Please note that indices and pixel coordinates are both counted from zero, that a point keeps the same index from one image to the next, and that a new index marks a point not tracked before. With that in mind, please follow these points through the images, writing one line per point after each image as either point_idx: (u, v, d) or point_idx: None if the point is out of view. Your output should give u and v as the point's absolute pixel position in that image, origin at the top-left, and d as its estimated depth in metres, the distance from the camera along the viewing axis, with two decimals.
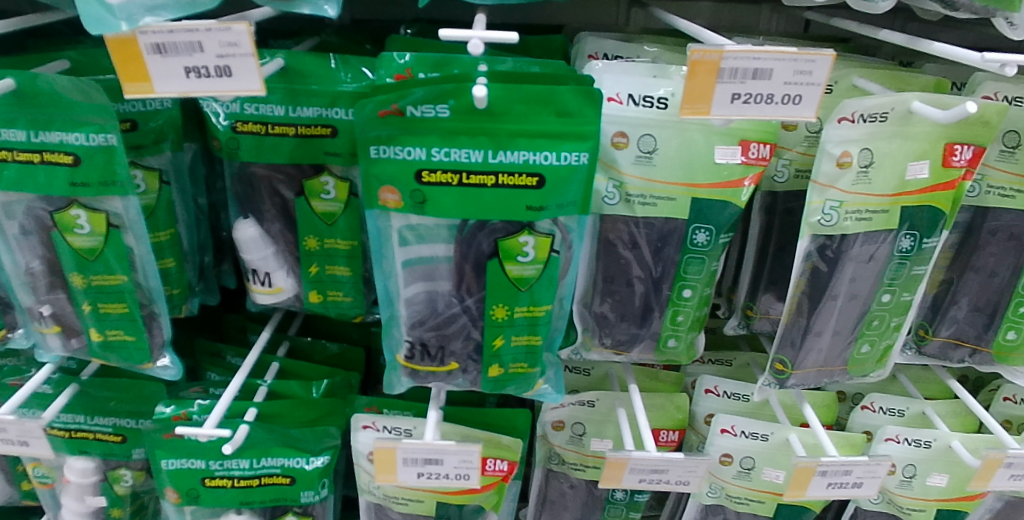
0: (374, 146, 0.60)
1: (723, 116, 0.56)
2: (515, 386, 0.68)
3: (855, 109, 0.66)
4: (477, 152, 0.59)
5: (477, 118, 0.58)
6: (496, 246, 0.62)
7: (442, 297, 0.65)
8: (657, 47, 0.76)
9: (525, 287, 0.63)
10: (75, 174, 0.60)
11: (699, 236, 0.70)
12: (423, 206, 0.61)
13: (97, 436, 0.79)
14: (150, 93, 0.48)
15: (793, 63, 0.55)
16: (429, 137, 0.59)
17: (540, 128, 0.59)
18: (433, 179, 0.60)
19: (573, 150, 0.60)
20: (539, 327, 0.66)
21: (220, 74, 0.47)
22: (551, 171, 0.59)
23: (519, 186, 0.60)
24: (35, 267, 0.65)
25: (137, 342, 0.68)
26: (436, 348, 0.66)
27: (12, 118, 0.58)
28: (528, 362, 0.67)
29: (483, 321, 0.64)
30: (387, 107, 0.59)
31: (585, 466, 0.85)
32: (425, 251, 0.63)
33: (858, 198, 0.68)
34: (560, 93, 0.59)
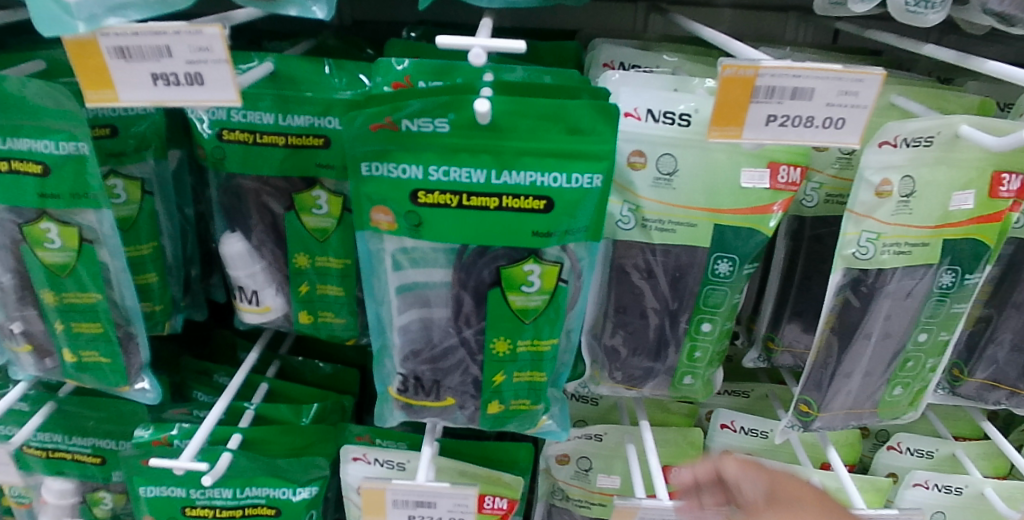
0: (365, 162, 0.55)
1: (756, 140, 0.51)
2: (516, 424, 0.63)
3: (898, 132, 0.60)
4: (480, 172, 0.54)
5: (479, 134, 0.53)
6: (498, 274, 0.57)
7: (438, 326, 0.60)
8: (677, 56, 0.70)
9: (528, 320, 0.59)
10: (45, 185, 0.56)
11: (722, 266, 0.64)
12: (419, 229, 0.56)
13: (74, 456, 0.74)
14: (115, 101, 0.44)
15: (838, 82, 0.49)
16: (426, 153, 0.54)
17: (549, 146, 0.54)
18: (430, 200, 0.55)
19: (585, 171, 0.54)
20: (543, 363, 0.61)
21: (191, 82, 0.43)
22: (560, 195, 0.54)
23: (525, 210, 0.54)
24: (5, 281, 0.60)
25: (112, 364, 0.63)
26: (430, 382, 0.61)
27: None
28: (530, 399, 0.62)
29: (482, 355, 0.60)
30: (380, 120, 0.53)
31: (591, 503, 0.80)
32: (421, 277, 0.58)
33: (898, 230, 0.62)
34: (572, 109, 0.54)
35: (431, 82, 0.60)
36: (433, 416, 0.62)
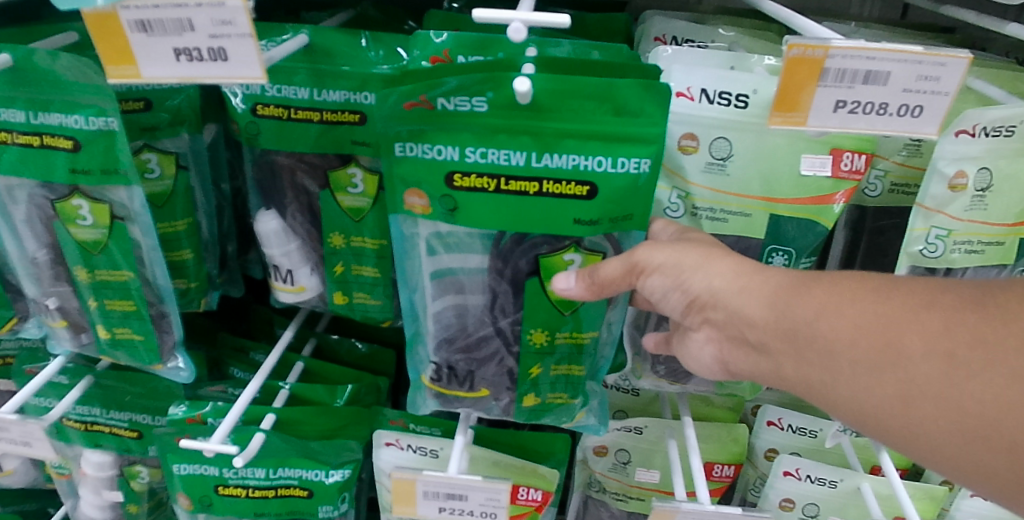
0: (398, 143, 0.52)
1: (821, 128, 0.47)
2: (553, 417, 0.60)
3: (977, 120, 0.54)
4: (519, 155, 0.50)
5: (519, 115, 0.50)
6: (536, 263, 0.54)
7: (473, 314, 0.57)
8: (734, 31, 0.65)
9: (570, 310, 0.56)
10: (76, 160, 0.55)
11: (776, 259, 0.60)
12: (454, 214, 0.53)
13: (113, 430, 0.74)
14: (137, 77, 0.44)
15: (916, 66, 0.44)
16: (464, 134, 0.51)
17: (593, 128, 0.50)
18: (466, 183, 0.52)
19: (633, 155, 0.51)
20: (581, 355, 0.58)
21: (214, 57, 0.42)
22: (605, 181, 0.51)
23: (567, 196, 0.51)
24: (40, 256, 0.60)
25: (146, 342, 0.62)
26: (465, 372, 0.58)
27: (11, 97, 0.54)
28: (568, 392, 0.60)
29: (518, 347, 0.57)
30: (415, 98, 0.51)
31: (629, 497, 0.77)
32: (460, 263, 0.56)
33: (971, 227, 0.58)
34: (619, 88, 0.50)
35: (473, 57, 0.56)
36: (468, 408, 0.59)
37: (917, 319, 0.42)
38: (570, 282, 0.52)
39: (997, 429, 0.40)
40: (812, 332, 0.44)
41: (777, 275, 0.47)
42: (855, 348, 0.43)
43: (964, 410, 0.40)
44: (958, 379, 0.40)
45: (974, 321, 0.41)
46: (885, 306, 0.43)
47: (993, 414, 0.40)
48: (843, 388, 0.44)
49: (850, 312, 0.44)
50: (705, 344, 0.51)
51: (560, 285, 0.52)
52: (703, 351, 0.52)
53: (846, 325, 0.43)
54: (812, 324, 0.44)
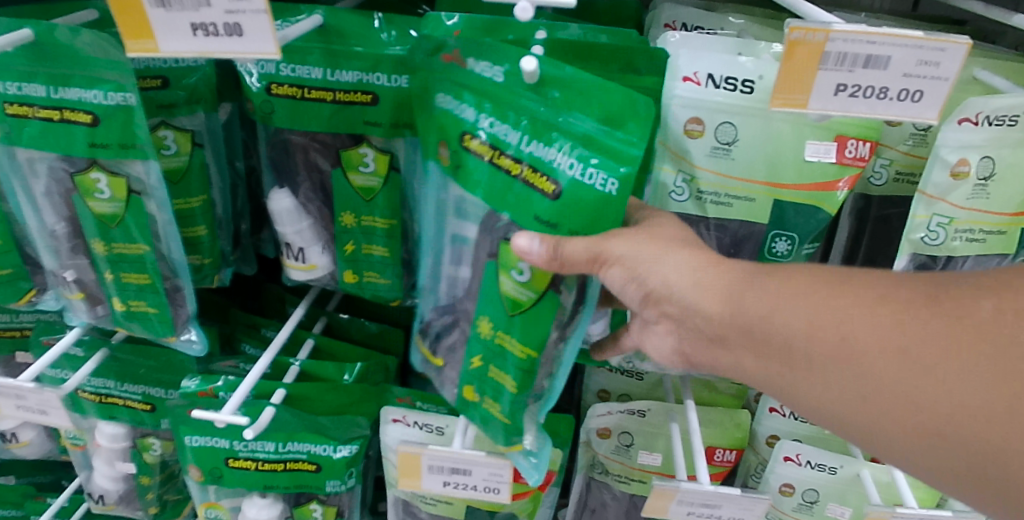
0: (435, 93, 0.56)
1: (822, 110, 0.49)
2: (485, 432, 0.58)
3: (980, 109, 0.55)
4: (515, 134, 0.51)
5: (525, 93, 0.52)
6: (497, 249, 0.53)
7: (460, 290, 0.59)
8: (744, 18, 0.65)
9: (515, 313, 0.53)
10: (94, 135, 0.57)
11: (780, 244, 0.61)
12: (460, 172, 0.55)
13: (127, 403, 0.75)
14: (155, 51, 0.45)
15: (917, 51, 0.46)
16: (478, 97, 0.53)
17: (578, 123, 0.50)
18: (472, 146, 0.53)
19: (602, 169, 0.48)
20: (522, 375, 0.54)
21: (229, 33, 0.44)
22: (575, 188, 0.49)
23: (535, 188, 0.50)
24: (58, 228, 0.62)
25: (159, 315, 0.64)
26: (436, 335, 0.61)
27: (32, 71, 0.56)
28: (504, 413, 0.56)
29: (471, 333, 0.57)
30: (448, 52, 0.54)
31: (631, 479, 0.77)
32: (466, 231, 0.57)
33: (973, 215, 0.58)
34: (606, 88, 0.49)
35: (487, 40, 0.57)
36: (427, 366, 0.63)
37: (871, 318, 0.43)
38: (532, 245, 0.48)
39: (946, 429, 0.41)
40: (769, 334, 0.45)
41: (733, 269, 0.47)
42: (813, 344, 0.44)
43: (920, 405, 0.41)
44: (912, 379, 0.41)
45: (924, 315, 0.42)
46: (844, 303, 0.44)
47: (950, 410, 0.41)
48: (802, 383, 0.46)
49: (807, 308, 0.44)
50: (665, 337, 0.51)
51: (523, 245, 0.48)
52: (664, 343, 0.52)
53: (802, 325, 0.44)
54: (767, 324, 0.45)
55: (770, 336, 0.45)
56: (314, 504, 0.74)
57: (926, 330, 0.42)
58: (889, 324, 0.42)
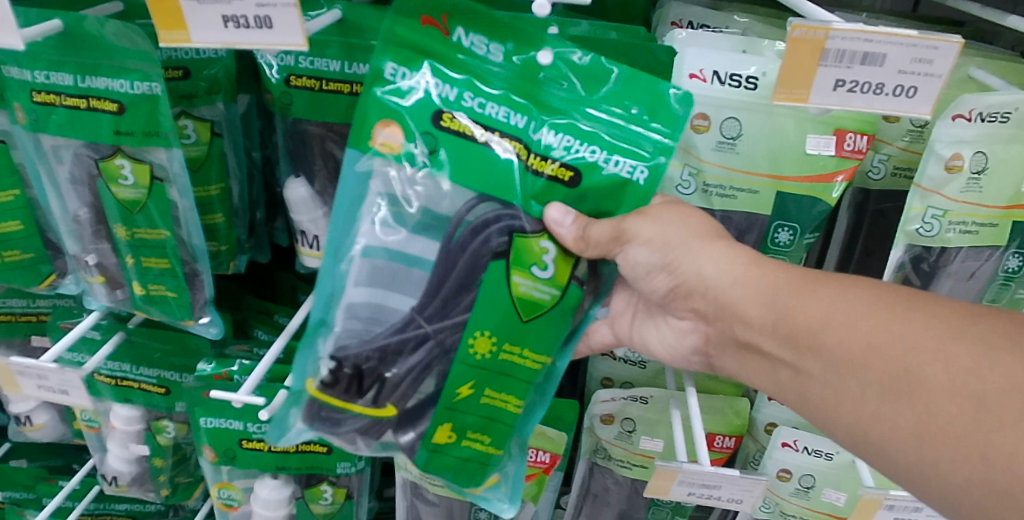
0: (392, 65, 0.56)
1: (822, 105, 0.52)
2: (457, 461, 0.59)
3: (974, 106, 0.57)
4: (522, 119, 0.55)
5: (527, 76, 0.56)
6: (509, 245, 0.56)
7: (395, 314, 0.56)
8: (749, 17, 0.67)
9: (529, 317, 0.56)
10: (120, 122, 0.59)
11: (782, 235, 0.64)
12: (429, 155, 0.56)
13: (142, 386, 0.76)
14: (187, 42, 0.47)
15: (912, 49, 0.49)
16: (471, 72, 0.56)
17: (590, 112, 0.57)
18: (450, 125, 0.55)
19: (627, 159, 0.55)
20: (518, 387, 0.58)
21: (260, 25, 0.46)
22: (592, 171, 0.56)
23: (552, 175, 0.55)
24: (82, 214, 0.64)
25: (178, 298, 0.66)
26: (370, 375, 0.56)
27: (62, 61, 0.58)
28: (488, 431, 0.59)
29: (456, 353, 0.56)
30: (434, 18, 0.56)
31: (632, 464, 0.79)
32: (409, 246, 0.56)
33: (966, 208, 0.61)
34: (621, 73, 0.57)
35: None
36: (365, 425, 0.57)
37: (943, 347, 0.46)
38: (566, 218, 0.55)
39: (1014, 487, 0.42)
40: (818, 336, 0.49)
41: (757, 271, 0.53)
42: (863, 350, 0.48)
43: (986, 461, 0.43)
44: (980, 417, 0.44)
45: (997, 365, 0.44)
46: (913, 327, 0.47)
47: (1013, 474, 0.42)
48: (834, 381, 0.49)
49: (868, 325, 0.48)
50: (689, 332, 0.60)
51: (555, 218, 0.55)
52: (684, 339, 0.61)
53: (832, 329, 0.49)
54: (819, 326, 0.49)
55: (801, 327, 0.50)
56: (325, 485, 0.76)
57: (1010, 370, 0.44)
58: (970, 356, 0.45)
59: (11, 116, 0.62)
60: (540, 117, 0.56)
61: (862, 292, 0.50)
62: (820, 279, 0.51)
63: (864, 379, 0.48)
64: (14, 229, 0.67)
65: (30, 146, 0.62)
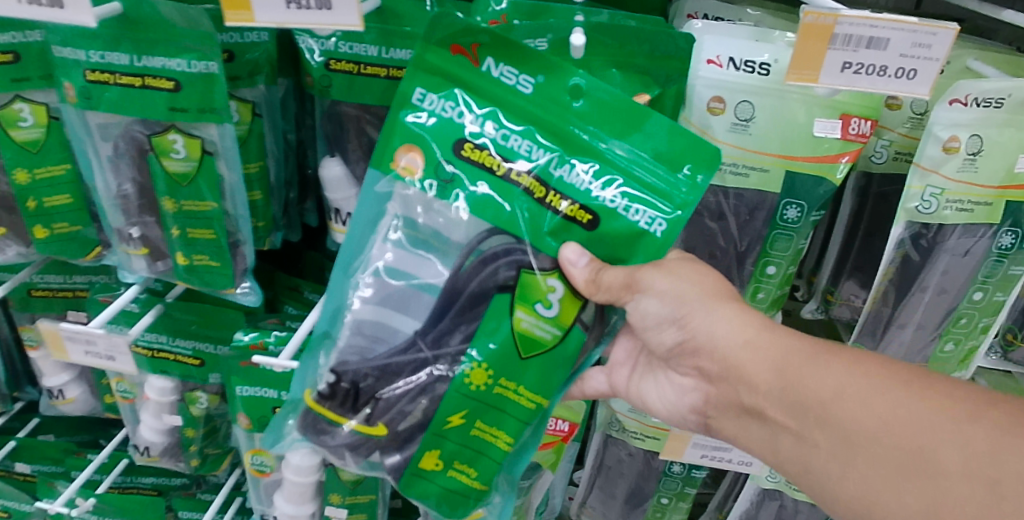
0: (421, 91, 0.60)
1: (831, 85, 0.57)
2: (442, 490, 0.61)
3: (969, 91, 0.63)
4: (545, 155, 0.59)
5: (554, 110, 0.59)
6: (518, 278, 0.59)
7: (402, 334, 0.60)
8: (760, 11, 0.72)
9: (527, 354, 0.59)
10: (175, 99, 0.63)
11: (790, 211, 0.68)
12: (447, 186, 0.60)
13: (178, 357, 0.79)
14: (250, 21, 0.51)
15: (912, 34, 0.55)
16: (499, 102, 0.59)
17: (616, 157, 0.59)
18: (471, 154, 0.59)
19: (646, 209, 0.58)
20: (508, 424, 0.60)
21: (319, 6, 0.51)
22: (610, 216, 0.58)
23: (572, 218, 0.58)
24: (126, 190, 0.68)
25: (221, 268, 0.70)
26: (368, 394, 0.59)
27: (118, 41, 0.62)
28: (474, 464, 0.61)
29: (455, 383, 0.58)
30: (465, 47, 0.59)
31: (646, 436, 0.80)
32: (421, 273, 0.60)
33: (962, 187, 0.65)
34: (650, 121, 0.59)
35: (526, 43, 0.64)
36: (354, 440, 0.59)
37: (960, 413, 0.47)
38: (580, 259, 0.58)
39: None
40: (829, 410, 0.50)
41: (778, 335, 0.54)
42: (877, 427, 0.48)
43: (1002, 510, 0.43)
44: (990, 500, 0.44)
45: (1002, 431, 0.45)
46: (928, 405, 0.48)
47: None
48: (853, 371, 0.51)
49: (882, 401, 0.49)
50: (690, 389, 0.61)
51: (570, 257, 0.58)
52: (684, 396, 0.62)
53: (834, 384, 0.51)
54: (829, 400, 0.50)
55: (811, 399, 0.51)
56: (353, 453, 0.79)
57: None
58: (985, 441, 0.45)
59: (61, 95, 0.66)
60: (563, 155, 0.59)
61: (875, 367, 0.51)
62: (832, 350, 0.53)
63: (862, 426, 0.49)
64: (63, 202, 0.71)
65: (77, 122, 0.66)
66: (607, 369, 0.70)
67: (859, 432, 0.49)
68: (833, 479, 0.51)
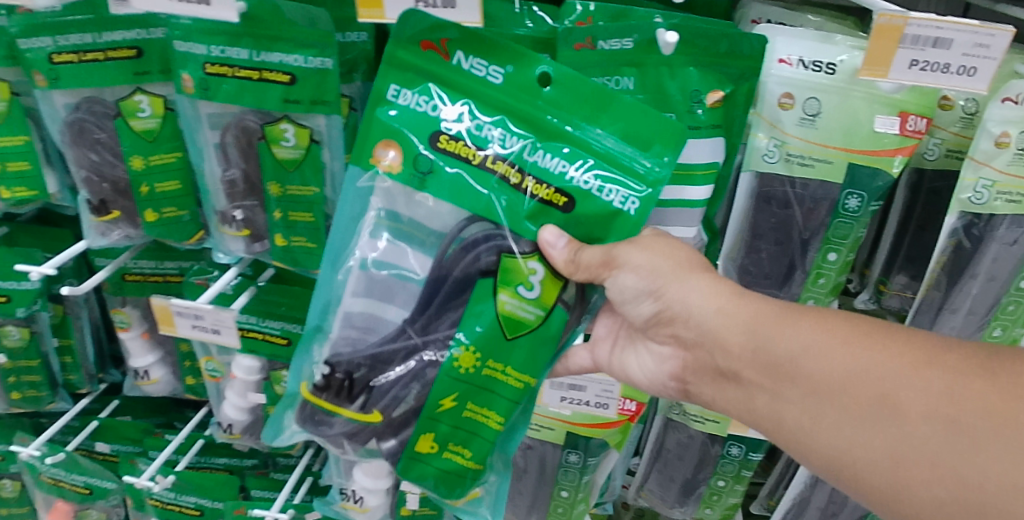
0: (395, 87, 0.64)
1: (899, 80, 0.64)
2: (440, 470, 0.66)
3: (1019, 91, 0.68)
4: (518, 143, 0.63)
5: (524, 97, 0.63)
6: (499, 263, 0.63)
7: (390, 324, 0.65)
8: (820, 17, 0.79)
9: (513, 335, 0.63)
10: (289, 92, 0.69)
11: (852, 201, 0.75)
12: (427, 177, 0.63)
13: (266, 336, 0.82)
14: (381, 17, 0.62)
15: (973, 36, 0.61)
16: (471, 93, 0.63)
17: (588, 140, 0.63)
18: (448, 146, 0.63)
19: (619, 190, 0.62)
20: (497, 404, 0.65)
21: (446, 5, 0.62)
22: (585, 197, 0.63)
23: (549, 202, 0.63)
24: (234, 176, 0.74)
25: (317, 249, 0.76)
26: (361, 384, 0.64)
27: (239, 37, 0.68)
28: (467, 444, 0.66)
29: (444, 366, 0.63)
30: (434, 42, 0.63)
31: (706, 419, 0.84)
32: (408, 264, 0.65)
33: (1012, 180, 0.71)
34: (619, 103, 0.63)
35: (613, 41, 0.71)
36: (354, 427, 0.65)
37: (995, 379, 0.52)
38: (559, 241, 0.62)
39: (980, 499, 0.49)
40: (798, 364, 0.57)
41: (757, 306, 0.60)
42: (841, 377, 0.55)
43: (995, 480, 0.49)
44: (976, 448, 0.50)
45: (978, 384, 0.52)
46: (889, 355, 0.55)
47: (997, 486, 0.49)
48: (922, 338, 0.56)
49: (845, 352, 0.56)
50: (668, 357, 0.67)
51: (550, 239, 0.62)
52: (663, 364, 0.68)
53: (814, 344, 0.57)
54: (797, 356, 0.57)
55: (782, 356, 0.58)
56: None
57: (977, 393, 0.51)
58: (940, 382, 0.53)
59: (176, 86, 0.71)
60: (536, 141, 0.63)
61: (839, 323, 0.57)
62: (800, 313, 0.59)
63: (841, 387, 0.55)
64: (173, 188, 0.76)
65: (187, 109, 0.72)
66: (589, 345, 0.73)
67: (823, 381, 0.56)
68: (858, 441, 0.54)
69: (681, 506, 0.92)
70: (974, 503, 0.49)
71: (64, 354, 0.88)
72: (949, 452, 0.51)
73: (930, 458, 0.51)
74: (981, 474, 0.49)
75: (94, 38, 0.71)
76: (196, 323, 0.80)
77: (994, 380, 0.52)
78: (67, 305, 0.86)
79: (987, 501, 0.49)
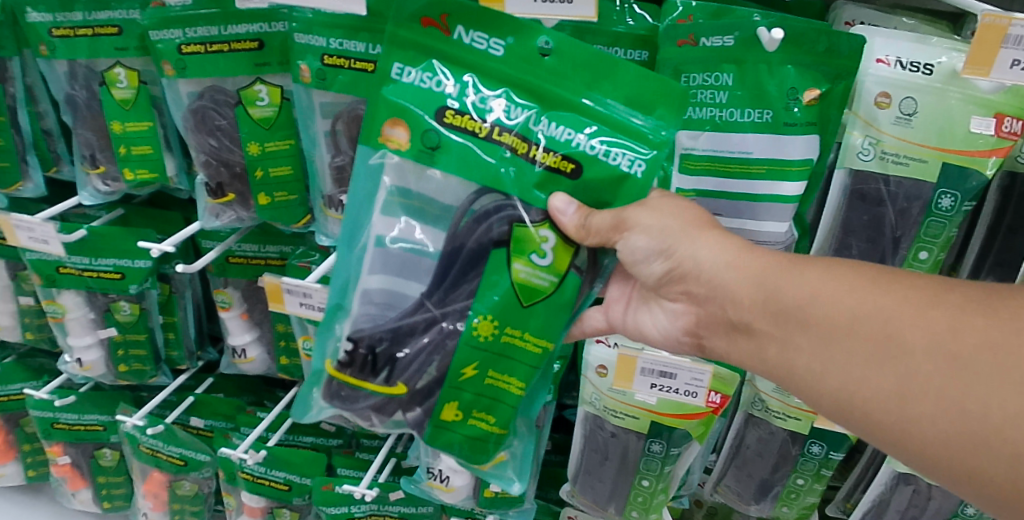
0: (399, 65, 0.64)
1: (1001, 80, 0.65)
2: (469, 439, 0.66)
3: None
4: (523, 113, 0.63)
5: (526, 67, 0.63)
6: (510, 232, 0.63)
7: (408, 298, 0.66)
8: (915, 20, 0.81)
9: (529, 302, 0.64)
10: None
11: (945, 201, 0.75)
12: (435, 151, 0.63)
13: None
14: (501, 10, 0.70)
15: None
16: (474, 67, 0.63)
17: (592, 107, 0.64)
18: (456, 120, 0.62)
19: (625, 153, 0.62)
20: (516, 370, 0.65)
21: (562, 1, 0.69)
22: (592, 162, 0.62)
23: (556, 169, 0.62)
24: (342, 163, 0.78)
25: None
26: (385, 358, 0.65)
27: (359, 32, 0.72)
28: (491, 411, 0.66)
29: (462, 336, 0.64)
30: (435, 18, 0.63)
31: (788, 416, 0.86)
32: (422, 238, 0.66)
33: None
34: (620, 69, 0.64)
35: (714, 38, 0.75)
36: (380, 401, 0.66)
37: None
38: (569, 208, 0.62)
39: (1001, 437, 0.49)
40: (808, 311, 0.57)
41: (765, 259, 0.60)
42: (850, 320, 0.56)
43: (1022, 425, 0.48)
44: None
45: (979, 319, 0.52)
46: (893, 297, 0.55)
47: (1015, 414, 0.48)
48: None
49: (852, 298, 0.56)
50: (681, 313, 0.67)
51: (560, 206, 0.62)
52: (677, 320, 0.68)
53: (839, 307, 0.56)
54: (822, 314, 0.57)
55: (790, 304, 0.58)
56: None
57: (980, 329, 0.51)
58: (943, 321, 0.53)
59: (294, 76, 0.75)
60: (541, 110, 0.63)
61: (848, 274, 0.58)
62: (805, 262, 0.60)
63: (864, 343, 0.55)
64: (285, 173, 0.81)
65: (302, 99, 0.76)
66: (603, 306, 0.75)
67: (833, 325, 0.56)
68: (886, 397, 0.54)
69: (757, 503, 0.93)
70: (977, 434, 0.50)
71: (168, 330, 0.93)
72: (954, 389, 0.51)
73: (935, 393, 0.52)
74: (984, 406, 0.50)
75: (220, 30, 0.76)
76: (304, 302, 0.82)
77: (997, 318, 0.52)
78: (173, 284, 0.91)
79: (989, 431, 0.50)
